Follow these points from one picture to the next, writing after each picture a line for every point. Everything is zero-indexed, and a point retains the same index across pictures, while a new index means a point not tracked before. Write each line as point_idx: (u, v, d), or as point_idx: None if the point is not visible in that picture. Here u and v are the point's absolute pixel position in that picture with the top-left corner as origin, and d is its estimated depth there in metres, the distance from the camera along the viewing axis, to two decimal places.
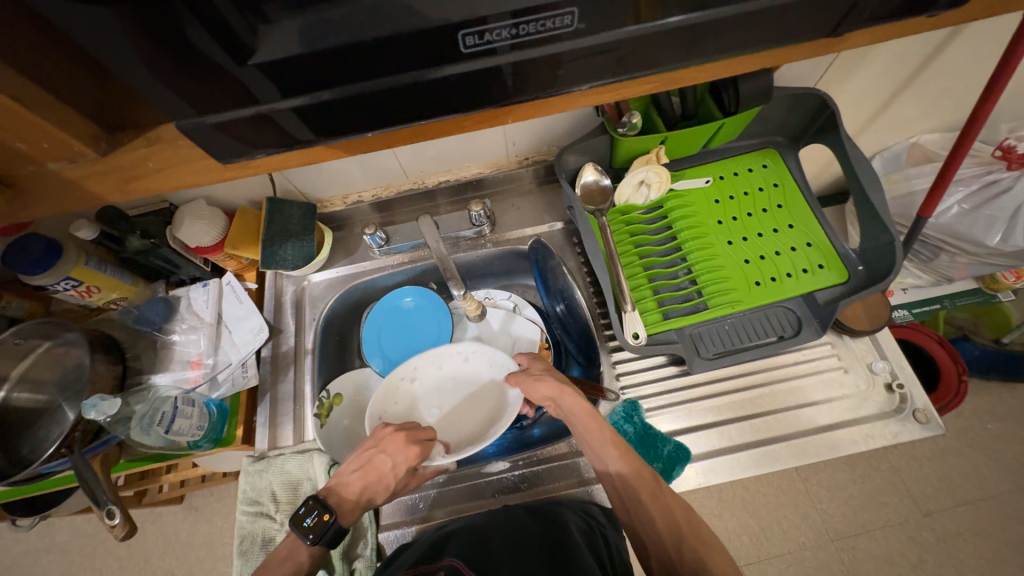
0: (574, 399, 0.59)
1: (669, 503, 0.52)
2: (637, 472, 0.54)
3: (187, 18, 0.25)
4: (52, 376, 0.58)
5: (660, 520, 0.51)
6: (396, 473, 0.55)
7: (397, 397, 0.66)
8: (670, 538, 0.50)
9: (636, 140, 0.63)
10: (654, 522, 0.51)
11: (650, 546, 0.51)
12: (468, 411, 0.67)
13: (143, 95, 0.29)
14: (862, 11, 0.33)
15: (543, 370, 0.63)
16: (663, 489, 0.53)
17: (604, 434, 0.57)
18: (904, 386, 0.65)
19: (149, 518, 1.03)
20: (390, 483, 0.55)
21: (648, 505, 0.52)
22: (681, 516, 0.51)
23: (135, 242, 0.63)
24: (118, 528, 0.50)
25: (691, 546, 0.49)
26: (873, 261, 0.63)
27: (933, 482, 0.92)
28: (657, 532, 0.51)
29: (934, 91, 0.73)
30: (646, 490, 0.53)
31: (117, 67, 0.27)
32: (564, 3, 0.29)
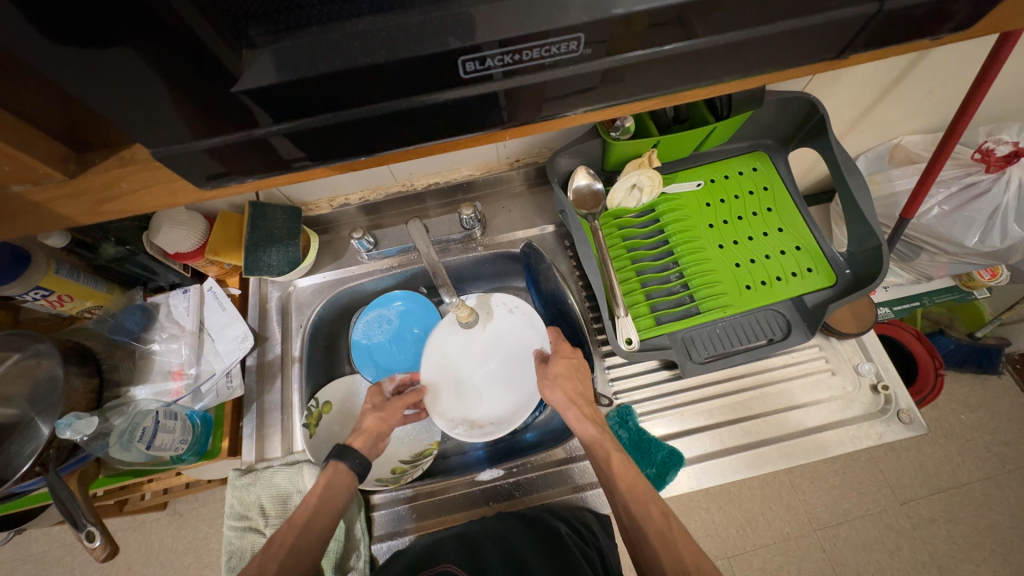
0: (577, 421, 0.58)
1: (677, 542, 0.49)
2: (646, 506, 0.52)
3: (165, 45, 0.24)
4: (23, 391, 0.55)
5: (666, 560, 0.48)
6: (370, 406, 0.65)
7: (439, 350, 0.67)
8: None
9: (628, 144, 0.63)
10: (661, 561, 0.48)
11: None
12: (507, 377, 0.66)
13: (117, 122, 0.27)
14: (858, 35, 0.33)
15: (560, 374, 0.62)
16: (670, 524, 0.51)
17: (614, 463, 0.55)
18: (888, 388, 0.66)
19: (132, 525, 1.01)
20: (371, 413, 0.64)
21: (655, 544, 0.49)
22: (687, 554, 0.48)
23: (110, 250, 0.61)
24: (100, 549, 0.48)
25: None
26: (859, 265, 0.64)
27: (909, 472, 0.94)
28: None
29: (916, 94, 0.74)
30: (654, 529, 0.50)
31: (93, 97, 0.26)
32: (567, 30, 0.28)
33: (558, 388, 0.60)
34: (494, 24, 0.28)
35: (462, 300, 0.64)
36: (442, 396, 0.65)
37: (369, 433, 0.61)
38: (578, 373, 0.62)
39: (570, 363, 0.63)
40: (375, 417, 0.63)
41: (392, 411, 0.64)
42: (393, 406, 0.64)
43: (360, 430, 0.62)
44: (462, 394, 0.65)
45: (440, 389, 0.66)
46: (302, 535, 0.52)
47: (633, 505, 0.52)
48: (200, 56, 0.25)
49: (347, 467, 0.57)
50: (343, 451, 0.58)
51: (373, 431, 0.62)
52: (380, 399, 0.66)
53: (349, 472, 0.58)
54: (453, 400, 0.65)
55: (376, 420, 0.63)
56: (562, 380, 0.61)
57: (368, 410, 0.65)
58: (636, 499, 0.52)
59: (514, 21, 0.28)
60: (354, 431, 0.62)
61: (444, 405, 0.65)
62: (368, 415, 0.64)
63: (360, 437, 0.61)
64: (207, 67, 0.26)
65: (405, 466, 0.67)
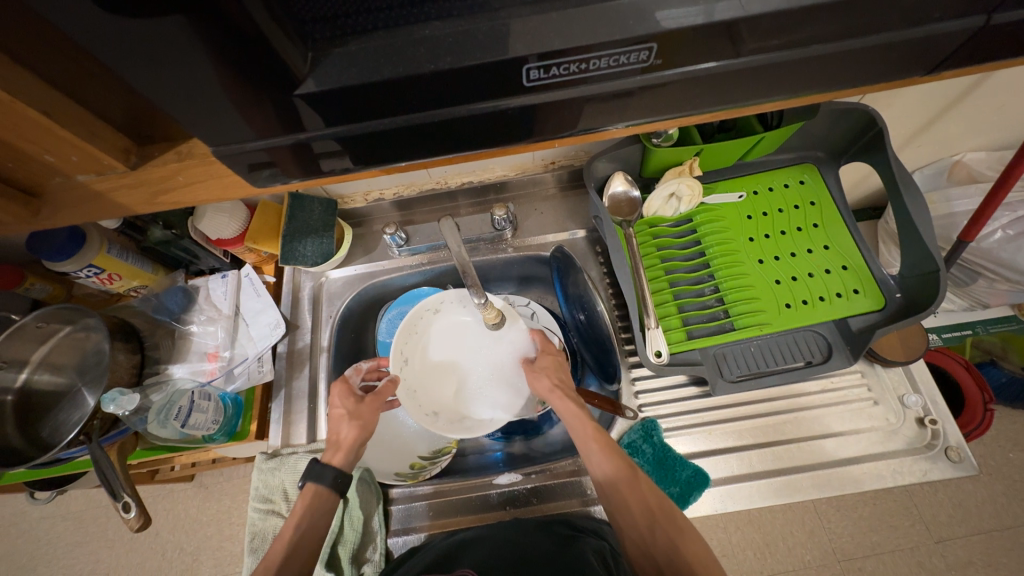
0: (560, 399, 0.58)
1: (646, 493, 0.51)
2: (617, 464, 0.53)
3: (233, 50, 0.25)
4: (72, 361, 0.59)
5: (636, 510, 0.50)
6: (343, 410, 0.59)
7: (421, 340, 0.65)
8: (645, 527, 0.49)
9: (669, 151, 0.62)
10: (632, 513, 0.50)
11: (628, 540, 0.51)
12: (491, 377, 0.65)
13: (184, 121, 0.28)
14: (936, 49, 0.31)
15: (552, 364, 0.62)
16: (639, 477, 0.52)
17: (587, 430, 0.55)
18: (937, 422, 0.62)
19: (161, 494, 1.05)
20: (343, 417, 0.59)
21: (627, 499, 0.51)
22: (653, 500, 0.50)
23: (158, 233, 0.64)
24: (134, 520, 0.50)
25: (665, 533, 0.49)
26: (912, 289, 0.60)
27: (948, 509, 0.88)
28: (635, 526, 0.50)
29: (986, 110, 0.69)
30: (624, 483, 0.51)
31: (163, 97, 0.27)
32: (641, 39, 0.28)
33: (543, 376, 0.60)
34: (558, 33, 0.28)
35: (489, 302, 0.62)
36: (419, 387, 0.63)
37: (351, 445, 0.57)
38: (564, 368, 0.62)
39: (556, 359, 0.63)
40: (352, 425, 0.58)
41: (369, 414, 0.59)
42: (368, 408, 0.60)
43: (339, 442, 0.57)
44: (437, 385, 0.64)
45: (418, 378, 0.64)
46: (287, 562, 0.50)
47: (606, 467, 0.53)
48: (269, 60, 0.26)
49: (327, 488, 0.55)
50: (321, 469, 0.55)
51: (354, 441, 0.57)
52: (350, 400, 0.60)
53: (329, 493, 0.55)
54: (430, 393, 0.64)
55: (354, 428, 0.58)
56: (547, 370, 0.61)
57: (340, 415, 0.59)
58: (607, 460, 0.53)
59: (575, 32, 0.27)
60: (333, 444, 0.57)
61: (420, 398, 0.63)
62: (344, 423, 0.58)
63: (340, 451, 0.57)
64: (275, 71, 0.27)
65: (425, 461, 0.67)
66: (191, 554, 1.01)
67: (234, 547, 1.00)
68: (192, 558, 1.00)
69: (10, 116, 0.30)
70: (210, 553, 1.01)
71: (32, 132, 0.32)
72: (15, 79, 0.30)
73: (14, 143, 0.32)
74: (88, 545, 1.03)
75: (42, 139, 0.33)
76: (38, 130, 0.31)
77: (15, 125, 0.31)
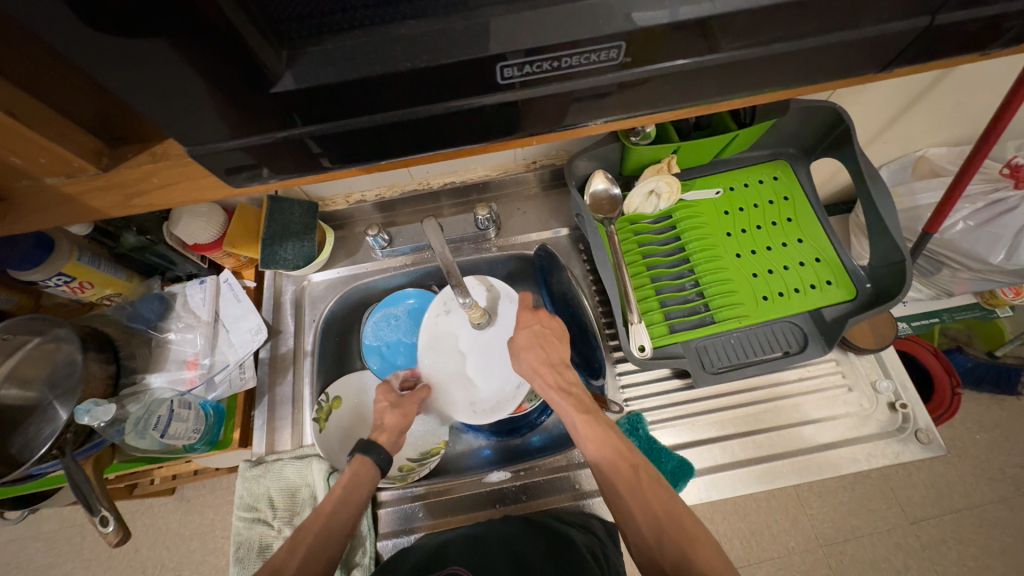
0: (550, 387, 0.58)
1: (648, 493, 0.50)
2: (614, 461, 0.52)
3: (205, 51, 0.25)
4: (41, 373, 0.56)
5: (637, 510, 0.49)
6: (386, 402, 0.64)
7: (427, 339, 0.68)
8: (649, 530, 0.48)
9: (647, 150, 0.63)
10: (633, 513, 0.49)
11: (632, 543, 0.49)
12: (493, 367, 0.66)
13: (156, 121, 0.28)
14: (891, 46, 0.32)
15: (530, 342, 0.61)
16: (640, 475, 0.51)
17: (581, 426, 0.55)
18: (906, 406, 0.65)
19: (140, 509, 1.02)
20: (387, 410, 0.64)
21: (626, 497, 0.50)
22: (656, 501, 0.49)
23: (131, 239, 0.62)
24: (112, 535, 0.49)
25: (670, 537, 0.46)
26: (880, 279, 0.63)
27: (921, 490, 0.92)
28: (636, 527, 0.49)
29: (945, 106, 0.73)
30: (623, 481, 0.51)
31: (133, 96, 0.26)
32: (612, 37, 0.28)
33: (527, 359, 0.60)
34: (531, 32, 0.28)
35: (475, 301, 0.64)
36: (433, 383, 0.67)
37: (394, 429, 0.62)
38: (554, 351, 0.61)
39: (536, 333, 0.62)
40: (395, 414, 0.64)
41: (410, 405, 0.65)
42: (410, 401, 0.65)
43: (383, 427, 0.62)
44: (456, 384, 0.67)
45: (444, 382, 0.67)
46: (330, 520, 0.53)
47: (603, 464, 0.52)
48: (242, 59, 0.26)
49: (372, 461, 0.58)
50: (371, 444, 0.59)
51: (397, 427, 0.63)
52: (393, 395, 0.66)
53: (374, 467, 0.58)
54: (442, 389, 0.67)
55: (397, 416, 0.63)
56: (526, 351, 0.61)
57: (384, 406, 0.64)
58: (602, 456, 0.53)
59: (548, 31, 0.28)
60: (377, 429, 0.63)
61: (437, 393, 0.67)
62: (388, 412, 0.64)
63: (384, 433, 0.62)
64: (249, 70, 0.27)
65: (412, 463, 0.68)
66: (174, 570, 0.98)
67: (219, 560, 0.98)
68: (176, 573, 0.98)
69: None
70: (194, 567, 0.98)
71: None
72: None
73: None
74: (63, 565, 0.99)
75: (7, 140, 0.32)
76: (3, 131, 0.31)
77: None
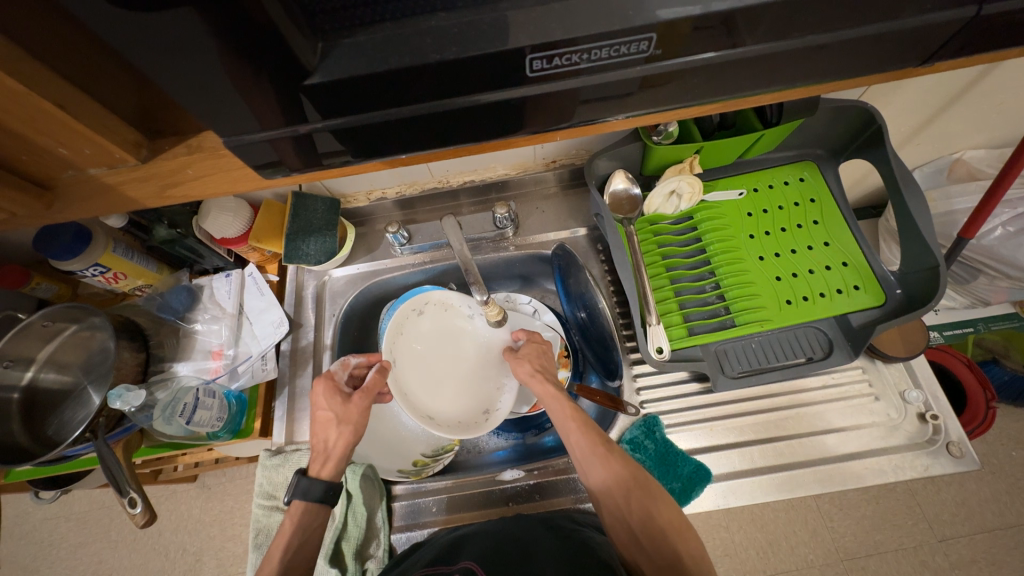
0: (539, 383, 0.59)
1: (621, 466, 0.52)
2: (592, 444, 0.53)
3: (244, 43, 0.26)
4: (78, 359, 0.59)
5: (609, 479, 0.51)
6: (330, 416, 0.58)
7: (417, 328, 0.65)
8: (621, 497, 0.51)
9: (670, 149, 0.62)
10: (615, 500, 0.51)
11: (605, 511, 0.52)
12: (476, 378, 0.65)
13: (194, 112, 0.29)
14: (932, 38, 0.31)
15: (531, 352, 0.63)
16: (614, 451, 0.53)
17: (566, 411, 0.56)
18: (938, 418, 0.62)
19: (164, 495, 1.06)
20: (331, 425, 0.58)
21: (603, 475, 0.52)
22: (628, 473, 0.52)
23: (162, 232, 0.64)
24: (139, 516, 0.50)
25: (639, 502, 0.50)
26: (912, 285, 0.61)
27: (951, 507, 0.88)
28: (610, 498, 0.51)
29: (986, 107, 0.70)
30: (600, 459, 0.52)
31: (178, 89, 0.27)
32: (640, 30, 0.28)
33: (525, 361, 0.61)
34: (561, 23, 0.28)
35: (491, 299, 0.63)
36: (403, 372, 0.62)
37: (340, 452, 0.57)
38: (545, 355, 0.63)
39: (536, 347, 0.64)
40: (341, 431, 0.58)
41: (356, 414, 0.59)
42: (355, 409, 0.59)
43: (328, 447, 0.58)
44: (416, 391, 0.62)
45: (406, 379, 0.62)
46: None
47: (582, 447, 0.54)
48: (279, 51, 0.27)
49: (314, 503, 0.55)
50: (309, 485, 0.55)
51: (343, 449, 0.57)
52: (337, 402, 0.59)
53: (317, 507, 0.56)
54: (416, 381, 0.63)
55: (343, 435, 0.58)
56: (530, 356, 0.62)
57: (328, 419, 0.58)
58: (583, 442, 0.54)
59: (577, 23, 0.28)
60: (322, 451, 0.58)
61: (405, 381, 0.62)
62: (333, 429, 0.58)
63: (329, 460, 0.57)
64: (286, 62, 0.27)
65: (427, 459, 0.68)
66: (194, 555, 1.01)
67: (237, 547, 1.01)
68: (195, 558, 1.01)
69: (25, 108, 0.31)
70: (212, 553, 1.01)
71: (45, 124, 0.32)
72: (35, 75, 0.31)
73: (29, 136, 0.33)
74: (91, 545, 1.03)
75: (56, 131, 0.33)
76: (52, 122, 0.32)
77: (31, 117, 0.32)
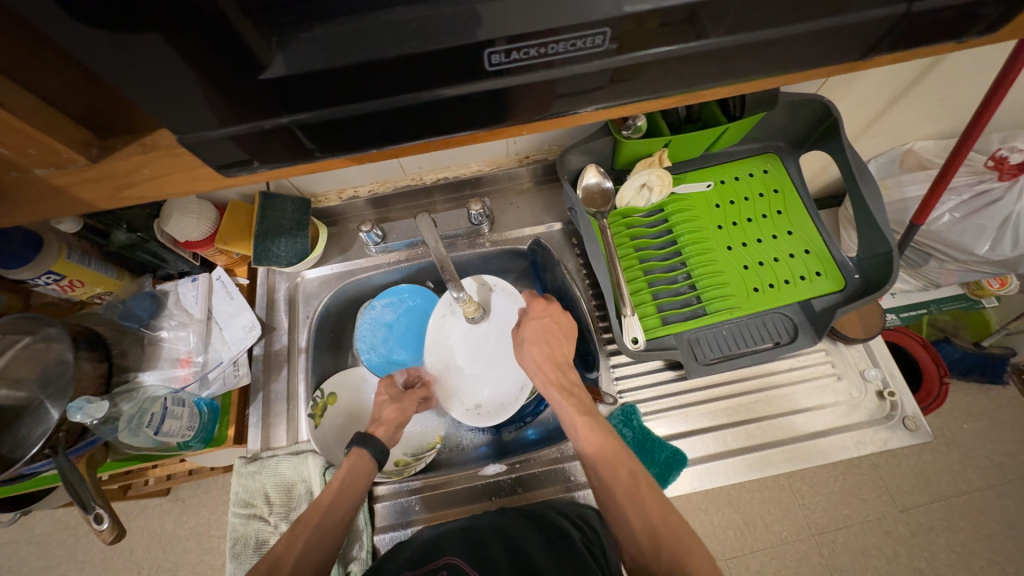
0: (557, 394, 0.59)
1: (644, 499, 0.51)
2: (616, 469, 0.53)
3: (192, 35, 0.25)
4: (32, 373, 0.56)
5: (630, 508, 0.51)
6: (387, 399, 0.66)
7: (448, 329, 0.68)
8: (646, 539, 0.48)
9: (638, 144, 0.63)
10: (637, 535, 0.49)
11: (628, 551, 0.50)
12: (507, 358, 0.68)
13: (146, 108, 0.28)
14: (871, 34, 0.33)
15: (537, 332, 0.62)
16: (640, 483, 0.52)
17: (582, 428, 0.56)
18: (894, 394, 0.66)
19: (134, 511, 1.01)
20: (385, 407, 0.65)
21: (626, 507, 0.51)
22: (656, 511, 0.50)
23: (121, 236, 0.62)
24: (107, 532, 0.48)
25: (669, 548, 0.47)
26: (868, 270, 0.64)
27: (910, 479, 0.93)
28: (632, 532, 0.50)
29: (932, 99, 0.74)
30: (623, 489, 0.52)
31: (124, 84, 0.26)
32: (597, 24, 0.29)
33: (531, 353, 0.61)
34: (519, 17, 0.28)
35: (468, 295, 0.63)
36: (444, 374, 0.68)
37: (393, 423, 0.64)
38: (562, 348, 0.62)
39: (541, 325, 0.63)
40: (394, 408, 0.65)
41: (410, 400, 0.66)
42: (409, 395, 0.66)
43: (380, 420, 0.64)
44: (459, 388, 0.67)
45: (449, 379, 0.68)
46: (325, 516, 0.54)
47: (603, 469, 0.53)
48: (233, 44, 0.26)
49: (368, 457, 0.59)
50: (366, 440, 0.60)
51: (394, 421, 0.64)
52: (394, 389, 0.67)
53: (371, 461, 0.59)
54: (454, 381, 0.67)
55: (396, 410, 0.65)
56: (530, 343, 0.62)
57: (383, 400, 0.66)
58: (603, 463, 0.53)
59: (535, 17, 0.28)
60: (374, 422, 0.64)
61: (446, 385, 0.67)
62: (386, 406, 0.65)
63: (382, 427, 0.63)
64: (240, 55, 0.27)
65: (409, 458, 0.68)
66: (169, 571, 0.97)
67: (215, 560, 0.98)
68: (171, 574, 0.97)
69: None
70: (189, 567, 0.98)
71: None
72: None
73: None
74: (56, 568, 0.99)
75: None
76: None
77: None
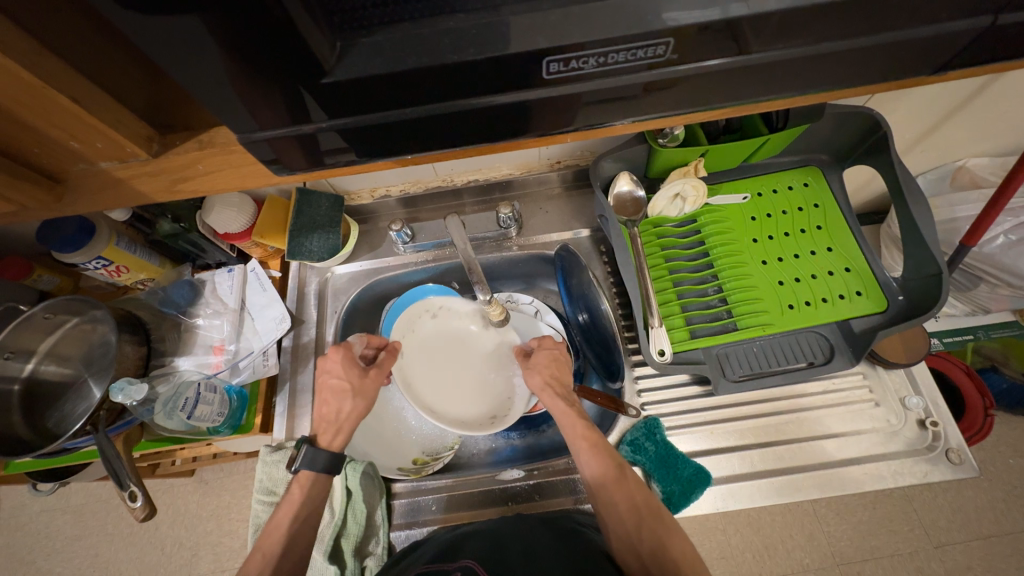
0: (555, 402, 0.58)
1: (633, 491, 0.52)
2: (610, 472, 0.53)
3: (257, 37, 0.25)
4: (79, 352, 0.59)
5: (623, 505, 0.52)
6: (347, 390, 0.59)
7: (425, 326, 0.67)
8: (633, 525, 0.51)
9: (675, 152, 0.62)
10: (626, 528, 0.51)
11: (614, 538, 0.52)
12: (482, 380, 0.65)
13: (208, 107, 0.29)
14: (943, 48, 0.31)
15: (545, 356, 0.61)
16: (627, 476, 0.54)
17: (578, 430, 0.56)
18: (938, 424, 0.62)
19: (162, 489, 1.06)
20: (344, 398, 0.59)
21: (615, 500, 0.52)
22: (642, 502, 0.52)
23: (166, 226, 0.65)
24: (140, 510, 0.50)
25: (652, 532, 0.50)
26: (914, 291, 0.61)
27: (947, 514, 0.88)
28: (623, 526, 0.51)
29: (991, 115, 0.70)
30: (614, 484, 0.53)
31: (191, 83, 0.27)
32: (656, 35, 0.28)
33: (536, 372, 0.60)
34: (577, 26, 0.28)
35: (494, 299, 0.63)
36: (413, 366, 0.65)
37: (352, 420, 0.59)
38: (559, 367, 0.61)
39: (552, 354, 0.62)
40: (355, 401, 0.59)
41: (372, 388, 0.61)
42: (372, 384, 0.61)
43: (342, 415, 0.59)
44: (423, 387, 0.63)
45: (416, 374, 0.64)
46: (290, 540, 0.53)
47: (599, 472, 0.53)
48: (296, 47, 0.27)
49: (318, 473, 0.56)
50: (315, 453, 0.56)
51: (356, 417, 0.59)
52: (355, 373, 0.60)
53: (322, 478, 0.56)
54: (422, 375, 0.64)
55: (357, 404, 0.59)
56: (541, 367, 0.61)
57: (343, 387, 0.59)
58: (601, 467, 0.53)
59: (594, 26, 0.28)
60: (334, 420, 0.58)
61: (410, 376, 0.64)
62: (347, 398, 0.59)
63: (342, 426, 0.58)
64: (301, 60, 0.27)
65: (427, 458, 0.69)
66: (191, 549, 1.01)
67: (234, 542, 1.01)
68: (192, 552, 1.01)
69: (39, 99, 0.31)
70: (209, 548, 1.01)
71: (56, 117, 0.32)
72: (47, 65, 0.30)
73: (42, 128, 0.33)
74: (87, 538, 1.03)
75: (68, 124, 0.33)
76: (66, 116, 0.32)
77: (43, 109, 0.31)
